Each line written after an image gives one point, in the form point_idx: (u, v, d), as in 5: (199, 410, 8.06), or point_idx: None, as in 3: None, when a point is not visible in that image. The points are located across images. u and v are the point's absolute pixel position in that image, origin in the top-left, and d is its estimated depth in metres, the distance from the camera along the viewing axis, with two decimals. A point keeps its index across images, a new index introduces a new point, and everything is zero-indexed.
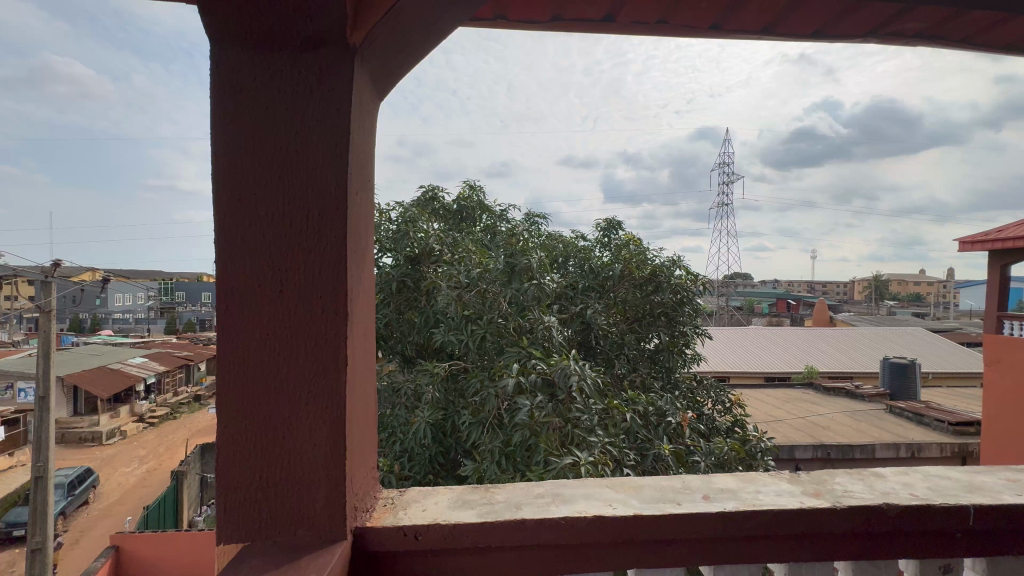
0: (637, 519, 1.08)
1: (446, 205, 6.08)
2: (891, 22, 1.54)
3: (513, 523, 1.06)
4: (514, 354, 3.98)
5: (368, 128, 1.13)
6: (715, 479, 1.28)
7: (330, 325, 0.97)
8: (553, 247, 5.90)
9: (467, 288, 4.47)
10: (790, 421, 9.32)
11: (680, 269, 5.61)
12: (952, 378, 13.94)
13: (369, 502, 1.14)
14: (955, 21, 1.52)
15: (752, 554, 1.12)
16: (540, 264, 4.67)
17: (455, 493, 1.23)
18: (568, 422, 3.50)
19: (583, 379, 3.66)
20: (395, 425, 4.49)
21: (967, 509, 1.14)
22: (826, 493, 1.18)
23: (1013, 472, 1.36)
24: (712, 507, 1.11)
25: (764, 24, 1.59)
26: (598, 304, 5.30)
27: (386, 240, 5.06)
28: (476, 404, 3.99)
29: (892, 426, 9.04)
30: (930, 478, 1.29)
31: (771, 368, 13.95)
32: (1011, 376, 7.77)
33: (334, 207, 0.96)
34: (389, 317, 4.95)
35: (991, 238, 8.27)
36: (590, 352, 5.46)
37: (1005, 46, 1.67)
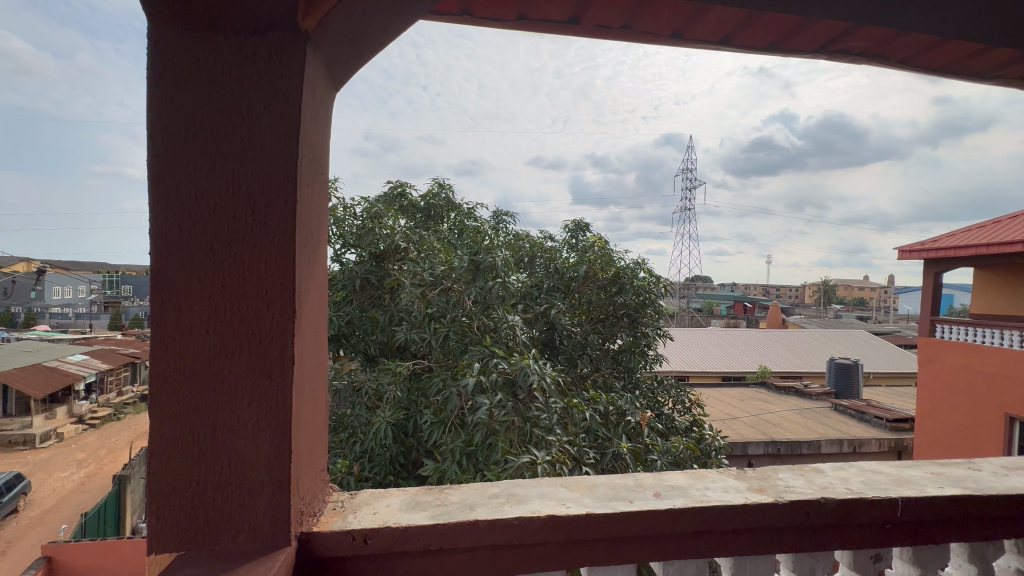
0: (589, 518, 1.09)
1: (413, 202, 5.99)
2: (838, 39, 1.62)
3: (466, 524, 1.05)
4: (477, 353, 3.95)
5: (322, 119, 1.10)
6: (667, 477, 1.31)
7: (276, 322, 0.93)
8: (519, 247, 5.92)
9: (431, 286, 4.47)
10: (744, 418, 9.71)
11: (643, 271, 5.73)
12: (890, 378, 14.88)
13: (317, 506, 1.10)
14: (895, 42, 1.61)
15: (699, 550, 1.15)
16: (505, 263, 4.65)
17: (409, 494, 1.21)
18: (528, 421, 3.53)
19: (542, 378, 3.70)
20: (356, 425, 4.40)
21: (895, 501, 1.21)
22: (769, 488, 1.23)
23: (938, 466, 1.45)
24: (663, 504, 1.14)
25: (721, 36, 1.64)
26: (562, 304, 5.37)
27: (350, 236, 4.96)
28: (438, 403, 3.95)
29: (836, 423, 9.56)
30: (864, 472, 1.37)
31: (728, 368, 14.50)
32: (943, 376, 8.37)
33: (283, 200, 0.92)
34: (351, 315, 4.83)
35: (927, 248, 8.88)
36: (553, 352, 5.50)
37: (940, 69, 1.79)
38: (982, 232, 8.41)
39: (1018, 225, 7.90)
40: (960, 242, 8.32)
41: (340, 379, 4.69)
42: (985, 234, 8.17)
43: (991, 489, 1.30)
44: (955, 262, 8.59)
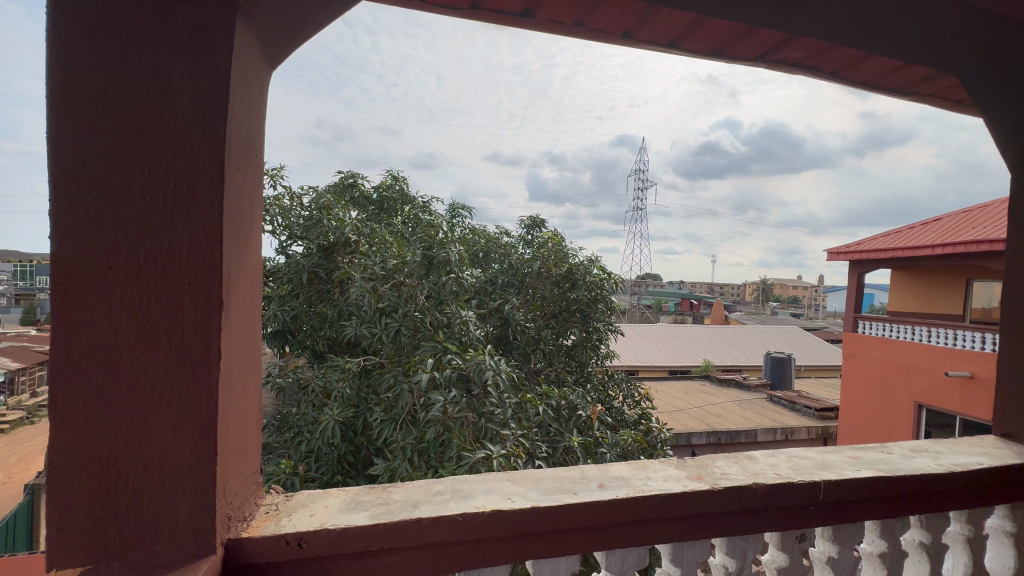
0: (533, 512, 1.09)
1: (365, 193, 5.78)
2: (776, 49, 1.71)
3: (409, 522, 1.02)
4: (430, 349, 3.89)
5: (256, 100, 1.03)
6: (611, 467, 1.34)
7: (200, 315, 0.86)
8: (474, 242, 5.85)
9: (382, 281, 4.33)
10: (689, 410, 10.15)
11: (596, 268, 5.84)
12: (818, 370, 16.07)
13: (248, 510, 1.04)
14: (826, 55, 1.72)
15: (640, 537, 1.18)
16: (459, 258, 4.59)
17: (350, 494, 1.17)
18: (482, 416, 3.55)
19: (498, 374, 3.70)
20: (302, 424, 4.21)
21: (818, 484, 1.29)
22: (706, 476, 1.28)
23: (855, 450, 1.58)
24: (606, 494, 1.16)
25: (669, 38, 1.69)
26: (516, 300, 5.39)
27: (297, 227, 4.70)
28: (389, 400, 3.83)
29: (772, 413, 10.20)
30: (792, 458, 1.46)
31: (675, 362, 15.11)
32: (864, 368, 9.12)
33: (209, 182, 0.86)
34: (297, 310, 4.59)
35: (852, 250, 9.61)
36: (507, 347, 5.51)
37: (865, 83, 1.93)
38: (899, 236, 9.21)
39: (930, 231, 8.72)
40: (881, 246, 9.06)
41: (284, 377, 4.47)
42: (902, 239, 8.95)
43: (901, 469, 1.42)
44: (876, 263, 9.36)
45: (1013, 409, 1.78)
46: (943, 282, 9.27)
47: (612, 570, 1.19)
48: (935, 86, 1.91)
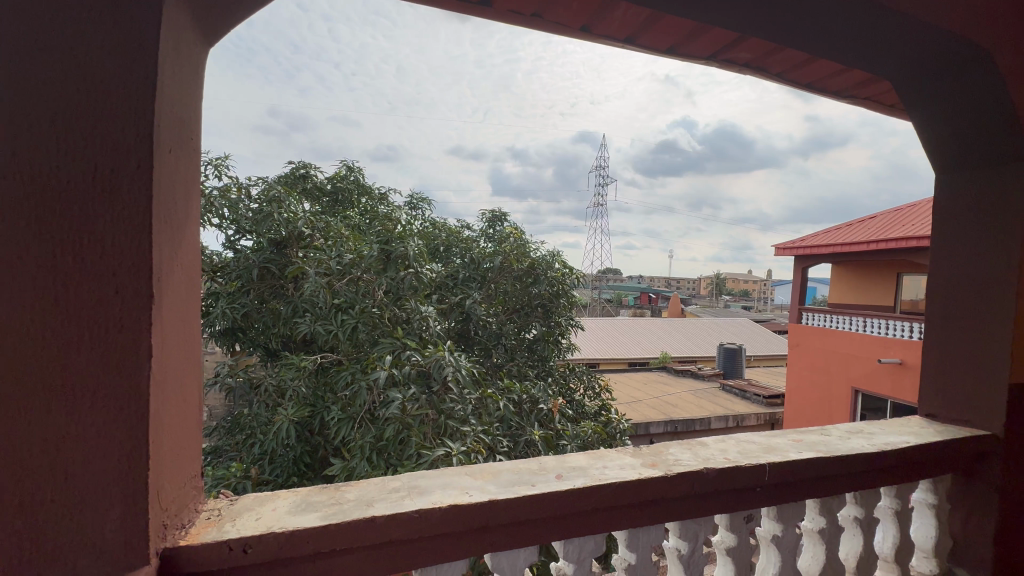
0: (491, 504, 1.08)
1: (320, 184, 5.54)
2: (728, 47, 1.79)
3: (361, 522, 0.99)
4: (388, 346, 3.82)
5: (191, 78, 0.96)
6: (569, 458, 1.35)
7: (127, 310, 0.79)
8: (434, 236, 5.76)
9: (339, 276, 4.22)
10: (647, 401, 10.46)
11: (558, 263, 5.90)
12: (766, 360, 16.95)
13: (186, 517, 0.97)
14: (772, 56, 1.80)
15: (598, 526, 1.20)
16: (418, 252, 4.51)
17: (299, 496, 1.12)
18: (442, 413, 3.52)
19: (457, 370, 3.68)
20: (255, 426, 4.03)
21: (764, 467, 1.35)
22: (660, 463, 1.31)
23: (797, 433, 1.66)
24: (564, 485, 1.17)
25: (626, 34, 1.71)
26: (477, 294, 5.36)
27: (246, 220, 4.44)
28: (347, 398, 3.73)
29: (724, 401, 10.67)
30: (740, 443, 1.52)
31: (634, 354, 15.52)
32: (807, 357, 9.68)
33: (135, 165, 0.79)
34: (247, 307, 4.36)
35: (798, 245, 10.15)
36: (467, 343, 5.49)
37: (807, 84, 2.03)
38: (840, 233, 9.80)
39: (866, 228, 9.33)
40: (823, 241, 9.62)
41: (234, 376, 4.26)
42: (841, 235, 9.53)
43: (838, 449, 1.51)
44: (818, 258, 9.93)
45: (935, 391, 1.94)
46: (877, 276, 9.95)
47: (570, 559, 1.21)
48: (871, 89, 2.05)
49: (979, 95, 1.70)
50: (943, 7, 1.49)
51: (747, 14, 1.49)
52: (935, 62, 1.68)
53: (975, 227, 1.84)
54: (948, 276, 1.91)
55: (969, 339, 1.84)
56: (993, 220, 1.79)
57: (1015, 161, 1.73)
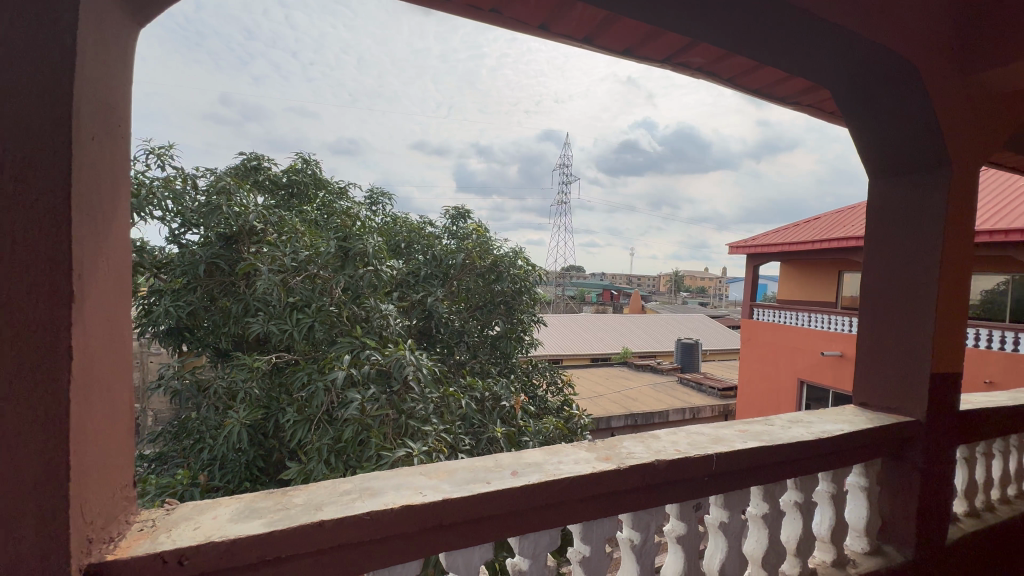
0: (445, 503, 1.07)
1: (274, 176, 5.30)
2: (681, 51, 1.84)
3: (310, 527, 0.96)
4: (346, 345, 3.73)
5: (118, 61, 0.89)
6: (525, 454, 1.36)
7: (43, 310, 0.73)
8: (395, 232, 5.65)
9: (294, 273, 4.06)
10: (609, 395, 10.69)
11: (521, 260, 5.91)
12: (720, 354, 17.68)
13: (116, 529, 0.91)
14: (724, 61, 1.90)
15: (552, 520, 1.22)
16: (377, 249, 4.41)
17: (243, 502, 1.07)
18: (403, 413, 3.47)
19: (418, 369, 3.62)
20: (204, 430, 3.83)
21: (711, 457, 1.41)
22: (614, 456, 1.34)
23: (744, 423, 1.74)
24: (518, 481, 1.17)
25: (585, 34, 1.73)
26: (439, 291, 5.30)
27: (192, 213, 4.19)
28: (302, 399, 3.61)
29: (681, 394, 11.05)
30: (690, 434, 1.57)
31: (596, 350, 15.82)
32: (757, 350, 10.15)
33: (50, 153, 0.73)
34: (194, 305, 4.13)
35: (750, 244, 10.59)
36: (429, 340, 5.43)
37: (756, 89, 2.13)
38: (789, 232, 10.31)
39: (812, 228, 9.85)
40: (773, 241, 10.10)
41: (180, 379, 4.04)
42: (790, 235, 10.03)
43: (780, 438, 1.59)
44: (769, 257, 10.41)
45: (866, 381, 2.07)
46: (822, 274, 10.54)
47: (525, 555, 1.22)
48: (814, 96, 2.16)
49: (909, 106, 1.81)
50: (875, 23, 1.59)
51: (698, 20, 1.54)
52: (868, 73, 1.79)
53: (904, 228, 1.97)
54: (878, 273, 2.05)
55: (897, 333, 1.98)
56: (920, 222, 1.92)
57: (937, 168, 1.88)
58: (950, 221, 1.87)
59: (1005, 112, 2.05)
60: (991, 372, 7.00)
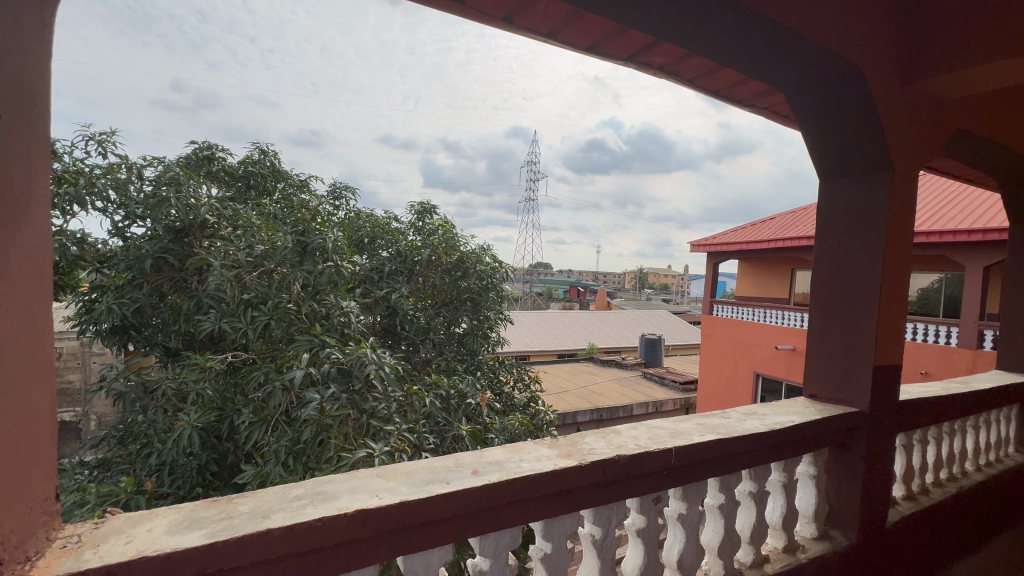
0: (402, 506, 1.04)
1: (228, 167, 5.05)
2: (644, 50, 1.86)
3: (256, 536, 0.91)
4: (305, 343, 3.60)
5: (30, 32, 0.80)
6: (486, 452, 1.34)
7: None
8: (358, 228, 5.49)
9: (249, 268, 3.89)
10: (575, 390, 10.83)
11: (488, 257, 5.86)
12: (682, 349, 18.23)
13: (34, 547, 0.84)
14: (685, 60, 1.92)
15: (513, 519, 1.20)
16: (338, 244, 4.27)
17: (183, 512, 1.00)
18: (364, 412, 3.39)
19: (381, 367, 3.53)
20: (151, 434, 3.62)
21: (670, 451, 1.43)
22: (575, 453, 1.34)
23: (702, 417, 1.78)
24: (479, 480, 1.15)
25: (549, 28, 1.71)
26: (404, 288, 5.20)
27: (137, 204, 3.93)
28: (259, 399, 3.46)
29: (645, 389, 11.31)
30: (650, 429, 1.60)
31: (563, 346, 15.99)
32: (716, 345, 10.52)
33: None
34: (140, 302, 3.88)
35: (711, 243, 10.93)
36: (394, 338, 5.32)
37: (714, 90, 2.18)
38: (747, 232, 10.70)
39: (769, 227, 10.26)
40: (732, 239, 10.46)
41: (125, 380, 3.80)
42: (748, 234, 10.41)
43: (736, 431, 1.64)
44: (728, 255, 10.78)
45: (816, 374, 2.16)
46: (777, 271, 11.00)
47: (486, 555, 1.20)
48: (770, 99, 2.24)
49: (855, 111, 1.90)
50: (825, 29, 1.65)
51: (660, 20, 1.56)
52: (820, 78, 1.85)
53: (850, 228, 2.06)
54: (827, 271, 2.14)
55: (843, 328, 2.08)
56: (865, 224, 2.02)
57: (881, 171, 1.97)
58: (891, 222, 1.97)
59: (942, 120, 2.18)
60: (925, 363, 7.52)
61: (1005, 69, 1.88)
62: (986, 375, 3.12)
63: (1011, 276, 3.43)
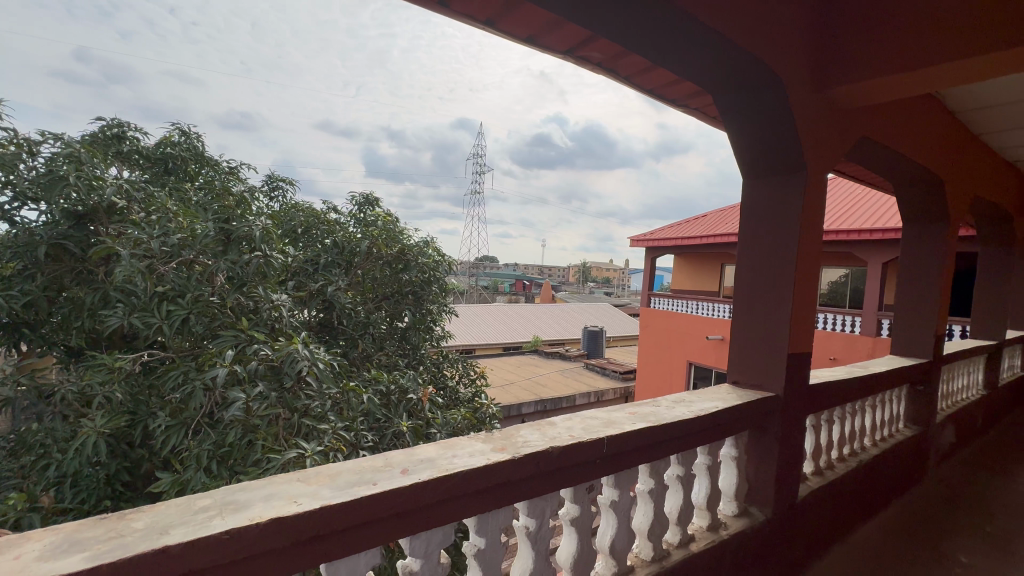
0: (323, 511, 0.98)
1: (144, 149, 4.57)
2: (582, 45, 1.87)
3: (151, 555, 0.82)
4: (229, 339, 3.33)
5: None
6: (418, 450, 1.30)
7: None
8: (292, 218, 5.18)
9: (164, 258, 3.54)
10: (520, 383, 10.92)
11: (430, 250, 5.74)
12: (622, 340, 18.92)
13: None
14: (621, 57, 1.96)
15: (444, 517, 1.18)
16: (267, 233, 3.97)
17: (64, 533, 0.89)
18: (296, 411, 3.22)
19: (314, 363, 3.32)
20: (48, 444, 3.21)
21: (602, 440, 1.46)
22: (510, 446, 1.34)
23: (635, 406, 1.84)
24: (408, 479, 1.11)
25: (486, 16, 1.68)
26: (342, 281, 4.97)
27: (28, 184, 3.46)
28: (177, 401, 3.18)
29: (588, 379, 11.63)
30: (584, 419, 1.62)
31: (509, 339, 16.08)
32: (653, 336, 10.99)
33: None
34: (32, 295, 3.43)
35: (650, 238, 11.38)
36: (331, 333, 5.07)
37: (650, 89, 2.25)
38: (682, 228, 11.24)
39: (702, 224, 10.83)
40: (669, 235, 10.95)
41: (14, 385, 3.34)
42: (684, 230, 10.94)
43: (665, 418, 1.70)
44: (665, 250, 11.27)
45: (739, 362, 2.30)
46: (709, 266, 11.66)
47: (417, 555, 1.16)
48: (700, 100, 2.34)
49: (773, 115, 2.02)
50: (748, 35, 1.73)
51: (594, 15, 1.57)
52: (743, 82, 1.95)
53: (771, 224, 2.20)
54: (749, 264, 2.27)
55: (763, 318, 2.22)
56: (781, 221, 2.16)
57: (795, 172, 2.12)
58: (803, 219, 2.13)
59: (849, 127, 2.37)
60: (834, 350, 8.28)
61: (902, 83, 2.07)
62: (883, 360, 3.47)
63: (905, 270, 3.83)
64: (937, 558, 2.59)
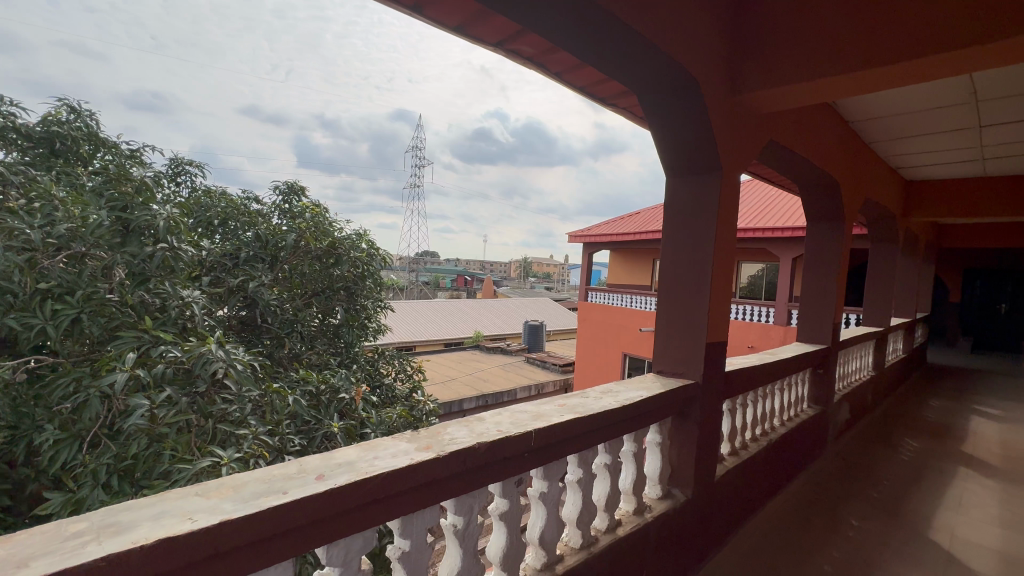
0: (224, 525, 0.90)
1: (23, 126, 3.98)
2: (512, 38, 1.86)
3: None
4: (131, 340, 3.00)
5: None
6: (337, 453, 1.24)
7: None
8: (208, 208, 4.76)
9: (48, 251, 3.11)
10: (461, 378, 10.85)
11: (364, 244, 5.53)
12: (562, 334, 19.37)
13: None
14: (551, 53, 1.97)
15: (364, 522, 1.12)
16: (174, 223, 3.61)
17: None
18: (210, 417, 2.98)
19: (230, 365, 3.07)
20: None
21: (529, 434, 1.47)
22: (436, 444, 1.31)
23: (564, 397, 1.87)
24: (324, 485, 1.05)
25: (413, 2, 1.61)
26: (265, 276, 4.65)
27: None
28: (67, 412, 2.82)
29: (528, 373, 11.80)
30: (513, 413, 1.63)
31: (449, 335, 15.93)
32: (591, 329, 11.34)
33: None
34: None
35: (587, 234, 11.69)
36: (254, 332, 4.74)
37: (580, 86, 2.29)
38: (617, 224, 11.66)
39: (636, 221, 11.29)
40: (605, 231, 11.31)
41: None
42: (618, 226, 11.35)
43: (592, 409, 1.75)
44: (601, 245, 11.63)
45: (663, 351, 2.41)
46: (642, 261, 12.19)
47: (335, 564, 1.10)
48: (627, 100, 2.41)
49: (692, 116, 2.13)
50: (668, 37, 1.81)
51: (523, 7, 1.56)
52: (665, 83, 2.04)
53: (691, 220, 2.32)
54: (672, 258, 2.38)
55: (684, 309, 2.34)
56: (700, 218, 2.28)
57: (712, 172, 2.25)
58: (720, 216, 2.26)
59: (759, 131, 2.56)
60: (751, 338, 8.97)
61: (802, 92, 2.26)
62: (790, 346, 3.80)
63: (809, 265, 4.20)
64: (834, 525, 2.88)
